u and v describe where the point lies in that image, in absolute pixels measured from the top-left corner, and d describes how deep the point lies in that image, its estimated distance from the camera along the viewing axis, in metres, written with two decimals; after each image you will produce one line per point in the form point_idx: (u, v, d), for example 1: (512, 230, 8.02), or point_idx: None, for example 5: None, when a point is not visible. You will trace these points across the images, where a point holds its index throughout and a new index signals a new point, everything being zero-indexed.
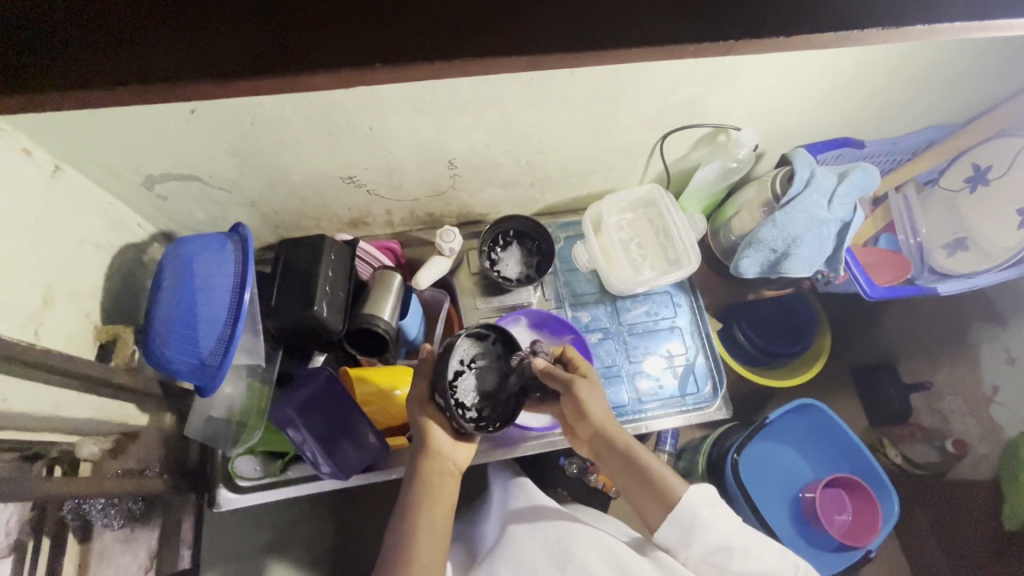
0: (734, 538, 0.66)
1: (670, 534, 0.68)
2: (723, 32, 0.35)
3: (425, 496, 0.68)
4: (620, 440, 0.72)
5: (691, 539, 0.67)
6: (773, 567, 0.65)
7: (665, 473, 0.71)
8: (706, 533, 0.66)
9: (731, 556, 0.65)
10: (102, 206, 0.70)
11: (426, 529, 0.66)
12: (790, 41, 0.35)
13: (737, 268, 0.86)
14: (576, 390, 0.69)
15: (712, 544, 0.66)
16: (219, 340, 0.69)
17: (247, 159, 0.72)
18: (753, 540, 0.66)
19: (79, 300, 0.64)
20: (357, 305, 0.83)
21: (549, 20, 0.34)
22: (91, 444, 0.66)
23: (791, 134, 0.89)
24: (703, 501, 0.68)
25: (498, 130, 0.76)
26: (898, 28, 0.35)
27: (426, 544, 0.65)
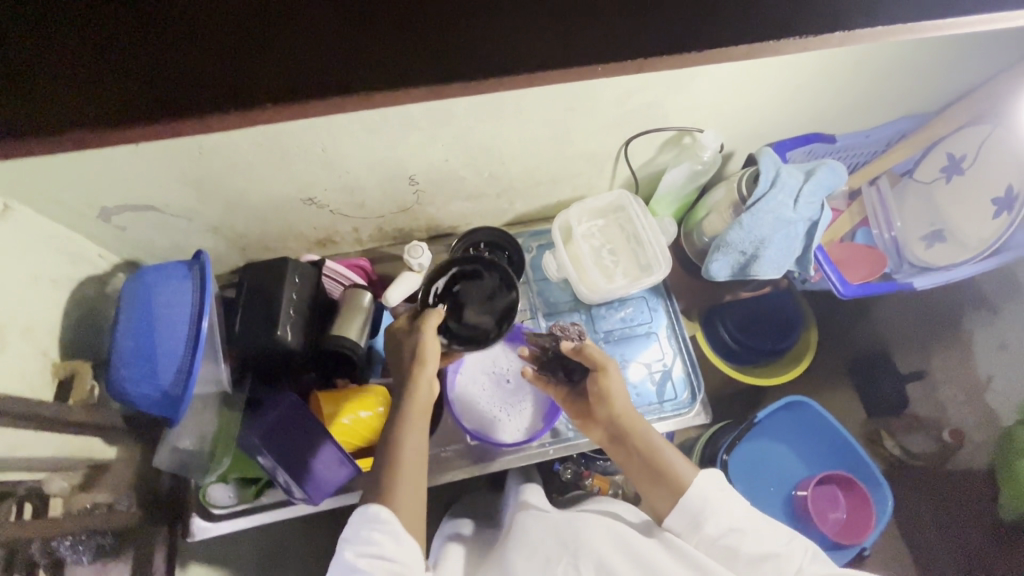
0: (742, 522, 0.64)
1: (679, 522, 0.65)
2: None
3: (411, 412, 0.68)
4: (638, 425, 0.72)
5: (701, 522, 0.64)
6: (783, 548, 0.62)
7: (677, 459, 0.69)
8: (716, 514, 0.64)
9: (742, 538, 0.62)
10: (58, 241, 0.70)
11: (410, 452, 0.66)
12: None
13: (708, 271, 0.85)
14: (609, 368, 0.72)
15: (723, 525, 0.63)
16: (179, 369, 0.68)
17: (202, 187, 0.72)
18: (756, 523, 0.64)
19: (34, 338, 0.64)
20: (325, 326, 0.83)
21: (455, 55, 0.39)
22: (60, 479, 0.66)
23: (758, 133, 0.88)
24: (712, 484, 0.66)
25: (455, 145, 0.75)
26: None
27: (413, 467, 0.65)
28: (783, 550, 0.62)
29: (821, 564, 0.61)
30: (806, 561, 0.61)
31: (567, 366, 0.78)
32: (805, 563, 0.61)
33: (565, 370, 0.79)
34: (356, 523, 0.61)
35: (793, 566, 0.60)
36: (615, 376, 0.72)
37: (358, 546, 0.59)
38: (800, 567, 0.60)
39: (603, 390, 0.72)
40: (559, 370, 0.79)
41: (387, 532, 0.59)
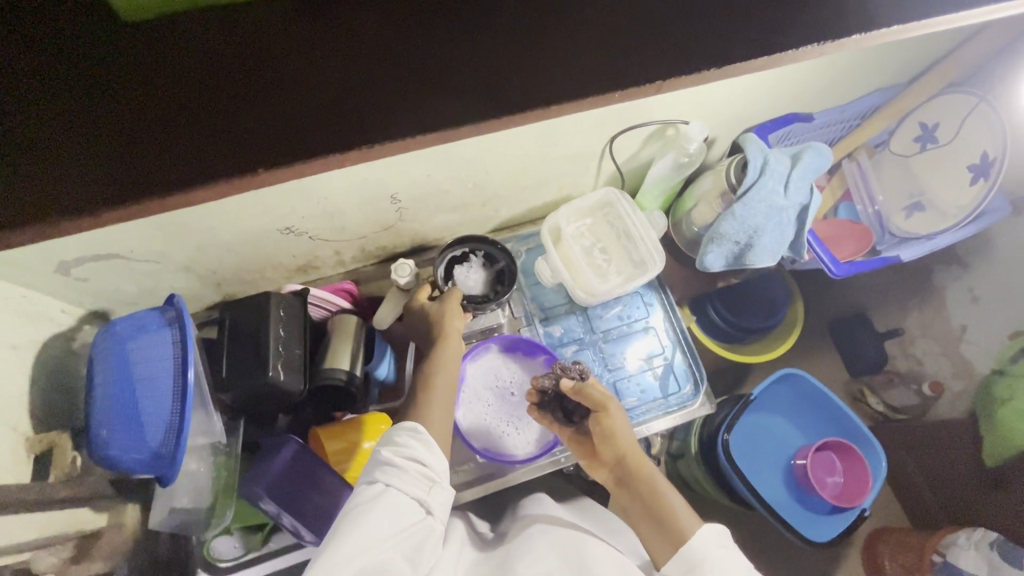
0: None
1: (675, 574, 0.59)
2: None
3: (441, 360, 0.75)
4: (643, 467, 0.69)
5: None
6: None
7: (680, 508, 0.65)
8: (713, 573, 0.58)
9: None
10: (15, 302, 0.64)
11: (443, 385, 0.73)
12: None
13: (703, 263, 0.85)
14: (611, 406, 0.72)
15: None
16: (170, 427, 0.63)
17: (170, 229, 0.67)
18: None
19: (2, 415, 0.58)
20: (317, 359, 0.79)
21: None
22: (47, 556, 0.60)
23: (739, 119, 0.87)
24: (714, 541, 0.60)
25: (438, 159, 0.72)
26: None
27: (444, 393, 0.72)
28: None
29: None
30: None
31: (569, 406, 0.77)
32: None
33: (566, 410, 0.78)
34: (390, 438, 0.65)
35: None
36: (617, 416, 0.71)
37: (395, 450, 0.64)
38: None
39: (605, 429, 0.71)
40: (561, 410, 0.78)
41: (417, 447, 0.64)
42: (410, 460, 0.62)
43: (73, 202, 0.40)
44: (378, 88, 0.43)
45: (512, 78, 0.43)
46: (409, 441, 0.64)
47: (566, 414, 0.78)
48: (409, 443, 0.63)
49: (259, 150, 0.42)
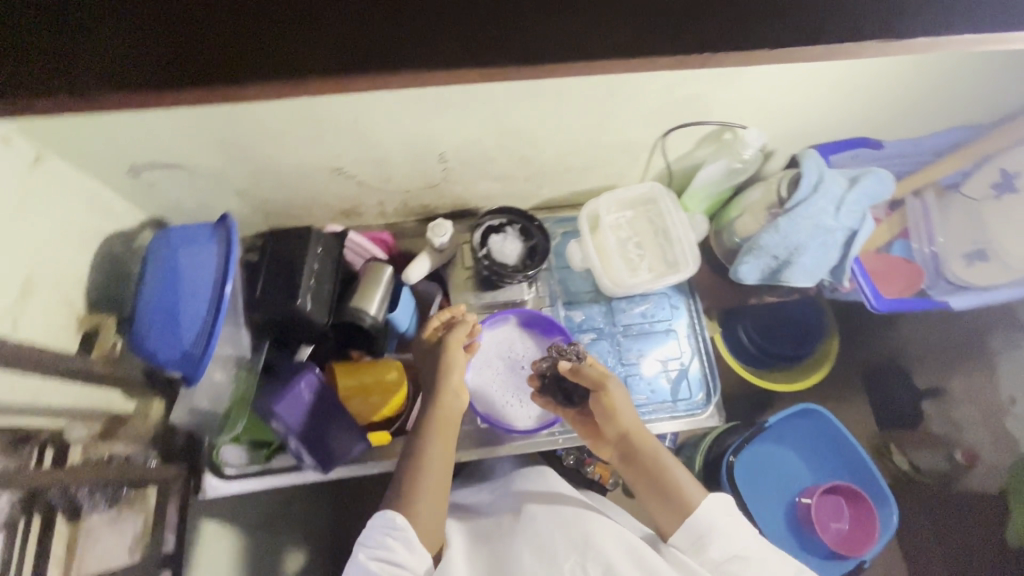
0: (747, 546, 0.65)
1: (683, 541, 0.67)
2: None
3: (436, 429, 0.71)
4: (647, 444, 0.73)
5: (706, 545, 0.66)
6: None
7: (685, 480, 0.70)
8: (721, 537, 0.65)
9: (745, 565, 0.64)
10: (87, 193, 0.70)
11: (436, 457, 0.69)
12: None
13: (736, 273, 0.83)
14: (610, 386, 0.74)
15: (728, 550, 0.65)
16: (202, 331, 0.68)
17: (232, 149, 0.71)
18: (763, 548, 0.65)
19: (62, 290, 0.64)
20: (344, 298, 0.83)
21: None
22: (79, 427, 0.67)
23: (803, 134, 0.84)
24: (720, 508, 0.67)
25: (490, 125, 0.73)
26: None
27: (437, 467, 0.68)
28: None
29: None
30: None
31: (568, 388, 0.79)
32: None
33: (565, 392, 0.79)
34: (381, 519, 0.64)
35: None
36: (619, 395, 0.73)
37: (372, 550, 0.61)
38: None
39: (607, 408, 0.73)
40: (560, 392, 0.79)
41: (407, 523, 0.63)
42: (401, 539, 0.62)
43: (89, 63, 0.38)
44: (458, 21, 0.40)
45: (553, 21, 0.40)
46: (397, 521, 0.63)
47: (567, 397, 0.79)
48: (398, 522, 0.63)
49: (331, 54, 0.39)
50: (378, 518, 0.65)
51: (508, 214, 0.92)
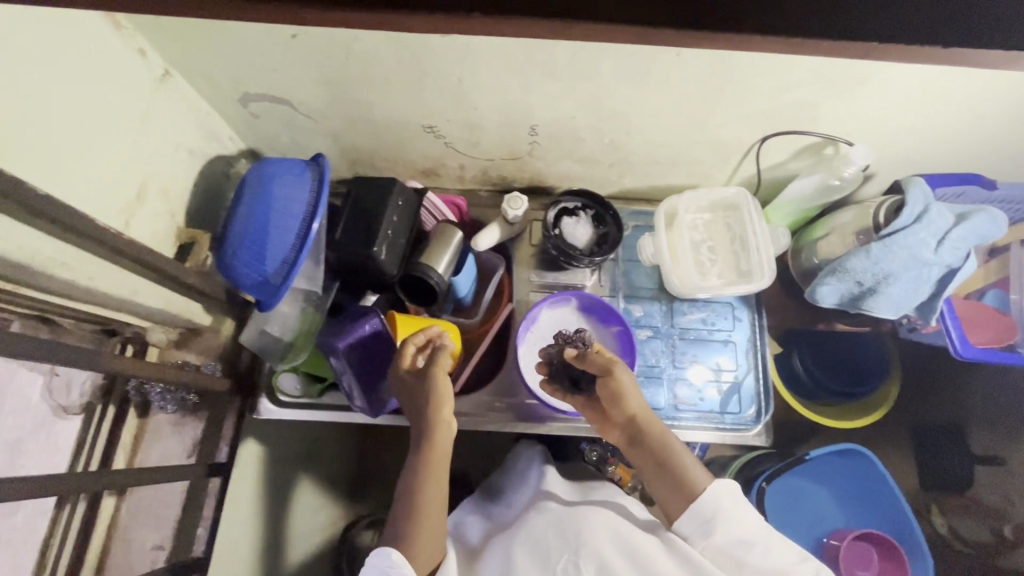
0: (752, 534, 0.64)
1: (689, 527, 0.66)
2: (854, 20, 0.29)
3: (430, 471, 0.69)
4: (653, 428, 0.71)
5: (711, 529, 0.65)
6: (793, 566, 0.62)
7: (692, 466, 0.69)
8: (727, 524, 0.64)
9: (749, 550, 0.63)
10: (201, 115, 0.74)
11: (431, 501, 0.68)
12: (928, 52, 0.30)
13: (813, 294, 0.80)
14: (617, 371, 0.71)
15: (733, 536, 0.64)
16: (285, 261, 0.72)
17: (336, 92, 0.73)
18: (771, 535, 0.64)
19: (168, 201, 0.69)
20: (415, 253, 0.85)
21: None
22: (159, 332, 0.76)
23: (911, 160, 0.80)
24: (723, 492, 0.66)
25: (588, 103, 0.73)
26: None
27: (434, 512, 0.68)
28: (791, 568, 0.62)
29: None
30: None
31: (574, 373, 0.77)
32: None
33: (572, 377, 0.77)
34: (379, 555, 0.64)
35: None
36: (625, 380, 0.71)
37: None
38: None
39: (614, 392, 0.71)
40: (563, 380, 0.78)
41: (401, 558, 0.63)
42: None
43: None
44: None
45: None
46: (392, 557, 0.62)
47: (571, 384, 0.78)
48: (393, 558, 0.62)
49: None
50: (376, 552, 0.64)
51: (586, 197, 0.91)
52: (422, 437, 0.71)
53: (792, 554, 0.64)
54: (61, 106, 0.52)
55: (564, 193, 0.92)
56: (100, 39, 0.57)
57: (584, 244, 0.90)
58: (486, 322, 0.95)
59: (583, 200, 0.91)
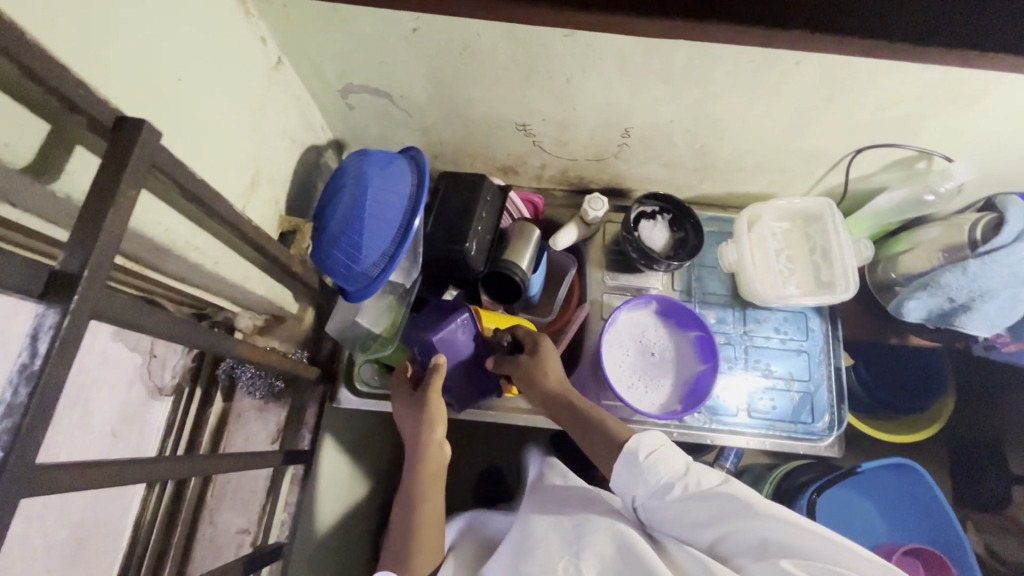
0: (676, 470, 0.60)
1: (624, 478, 0.62)
2: None
3: (421, 485, 0.72)
4: (563, 402, 0.75)
5: (637, 477, 0.62)
6: (719, 487, 0.57)
7: (615, 421, 0.70)
8: (647, 470, 0.61)
9: (676, 489, 0.59)
10: (303, 104, 0.75)
11: (426, 514, 0.70)
12: None
13: (899, 307, 0.82)
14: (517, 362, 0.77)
15: (659, 480, 0.60)
16: (382, 254, 0.72)
17: (439, 87, 0.74)
18: (695, 468, 0.60)
19: (274, 188, 0.70)
20: (498, 251, 0.85)
21: None
22: (248, 318, 0.77)
23: (1005, 178, 0.79)
24: (644, 440, 0.63)
25: (690, 108, 0.73)
26: None
27: (428, 525, 0.70)
28: (718, 488, 0.57)
29: (758, 496, 0.55)
30: (749, 497, 0.55)
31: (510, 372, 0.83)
32: (748, 501, 0.54)
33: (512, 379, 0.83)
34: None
35: (737, 506, 0.55)
36: (552, 361, 0.76)
37: None
38: (746, 501, 0.55)
39: (526, 377, 0.76)
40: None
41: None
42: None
43: None
44: None
45: None
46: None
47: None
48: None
49: None
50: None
51: (665, 202, 0.92)
52: (416, 457, 0.74)
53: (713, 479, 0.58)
54: (198, 91, 0.53)
55: (645, 196, 0.92)
56: (232, 27, 0.57)
57: (662, 248, 0.90)
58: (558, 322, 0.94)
59: (661, 204, 0.91)
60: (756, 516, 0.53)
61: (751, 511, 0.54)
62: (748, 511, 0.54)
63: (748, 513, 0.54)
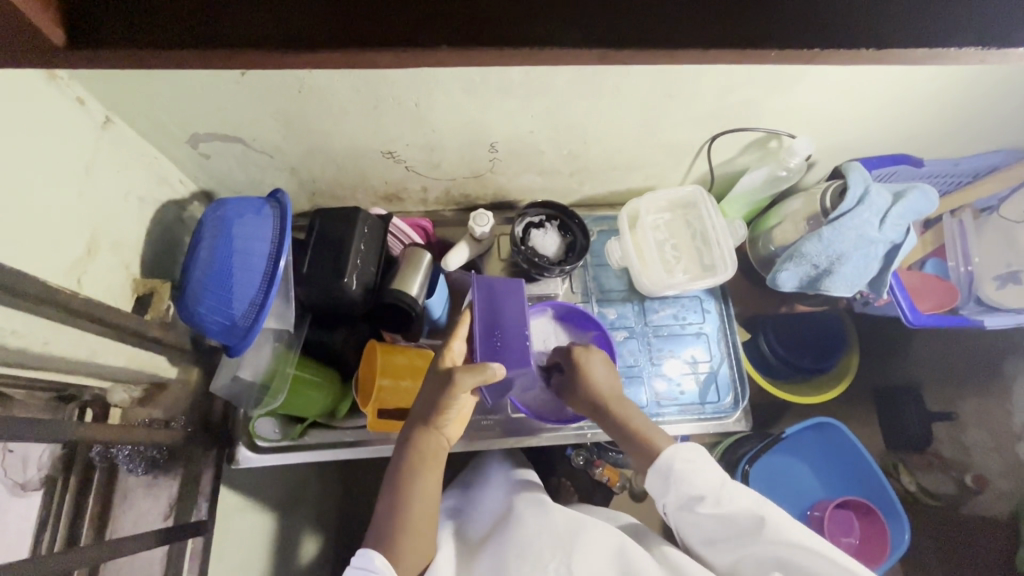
0: (706, 485, 0.65)
1: (655, 483, 0.68)
2: (747, 39, 0.33)
3: (419, 469, 0.67)
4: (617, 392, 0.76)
5: (667, 484, 0.67)
6: (742, 511, 0.62)
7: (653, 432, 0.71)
8: (679, 483, 0.66)
9: (701, 503, 0.64)
10: (148, 160, 0.72)
11: (418, 498, 0.66)
12: (819, 53, 0.33)
13: (774, 280, 0.85)
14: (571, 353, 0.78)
15: (687, 493, 0.65)
16: (252, 303, 0.69)
17: (291, 126, 0.72)
18: (723, 488, 0.64)
19: (121, 253, 0.67)
20: (386, 280, 0.84)
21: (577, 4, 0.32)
22: (122, 391, 0.72)
23: (846, 147, 0.85)
24: (680, 454, 0.67)
25: (544, 117, 0.74)
26: (943, 46, 0.33)
27: (418, 516, 0.65)
28: (741, 513, 0.62)
29: (783, 527, 0.61)
30: (764, 527, 0.61)
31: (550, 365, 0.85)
32: (766, 532, 0.61)
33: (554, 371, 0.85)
34: (362, 558, 0.63)
35: (755, 534, 0.61)
36: (591, 362, 0.77)
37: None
38: (760, 529, 0.61)
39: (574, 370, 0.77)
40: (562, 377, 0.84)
41: (385, 564, 0.61)
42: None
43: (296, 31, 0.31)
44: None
45: None
46: (376, 562, 0.61)
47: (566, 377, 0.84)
48: (376, 564, 0.61)
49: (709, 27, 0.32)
50: (359, 555, 0.64)
51: (544, 208, 0.93)
52: (416, 441, 0.69)
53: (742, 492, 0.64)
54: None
55: (529, 205, 0.93)
56: (37, 93, 0.54)
57: (553, 254, 0.90)
58: None
59: (540, 212, 0.92)
60: (774, 549, 0.60)
61: (766, 544, 0.60)
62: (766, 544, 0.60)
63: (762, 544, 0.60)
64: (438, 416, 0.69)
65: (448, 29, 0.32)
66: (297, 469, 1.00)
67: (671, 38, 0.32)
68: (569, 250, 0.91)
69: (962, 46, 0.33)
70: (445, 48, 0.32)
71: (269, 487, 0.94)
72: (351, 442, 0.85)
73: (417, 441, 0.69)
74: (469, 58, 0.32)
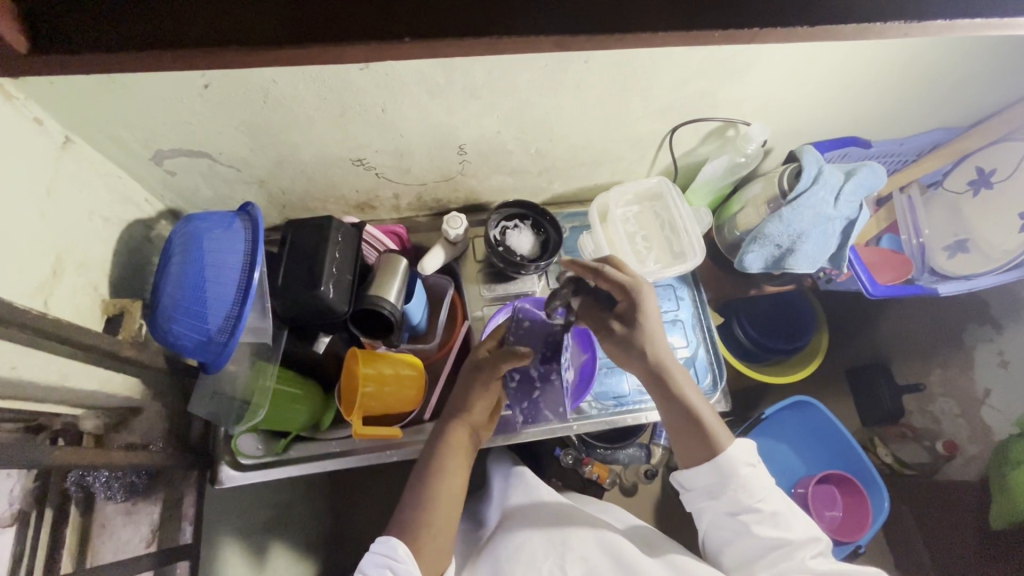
0: (767, 499, 0.66)
1: (710, 480, 0.67)
2: (677, 17, 0.38)
3: (446, 465, 0.68)
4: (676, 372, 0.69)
5: (727, 487, 0.67)
6: (796, 537, 0.65)
7: (715, 424, 0.69)
8: (739, 487, 0.66)
9: (757, 516, 0.65)
10: (111, 179, 0.71)
11: (442, 493, 0.66)
12: (737, 35, 0.38)
13: (742, 262, 0.89)
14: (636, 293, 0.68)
15: (741, 501, 0.66)
16: (228, 316, 0.68)
17: (258, 138, 0.72)
18: (784, 508, 0.66)
19: (87, 273, 0.65)
20: (363, 287, 0.83)
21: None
22: (94, 418, 0.70)
23: (799, 131, 0.90)
24: (742, 459, 0.67)
25: (509, 117, 0.76)
26: (840, 20, 0.37)
27: (441, 511, 0.65)
28: (795, 537, 0.65)
29: (823, 559, 0.64)
30: (810, 556, 0.63)
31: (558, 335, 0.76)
32: (811, 558, 0.63)
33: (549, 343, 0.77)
34: (382, 545, 0.61)
35: (801, 556, 0.63)
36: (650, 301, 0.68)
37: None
38: (806, 557, 0.63)
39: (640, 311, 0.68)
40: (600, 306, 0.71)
41: (408, 553, 0.60)
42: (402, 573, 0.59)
43: (280, 32, 0.35)
44: None
45: None
46: (399, 552, 0.60)
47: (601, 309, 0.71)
48: (398, 552, 0.60)
49: (631, 10, 0.38)
50: (380, 542, 0.62)
51: (517, 206, 0.94)
52: (446, 431, 0.71)
53: (802, 520, 0.67)
54: None
55: (503, 204, 0.94)
56: None
57: (530, 251, 0.91)
58: (444, 345, 0.94)
59: (514, 211, 0.93)
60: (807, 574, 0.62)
61: (807, 567, 0.62)
62: (804, 568, 0.62)
63: (800, 565, 0.63)
64: (468, 409, 0.71)
65: (414, 24, 0.36)
66: (284, 488, 0.98)
67: (615, 26, 0.37)
68: (548, 245, 0.92)
69: (886, 21, 0.37)
70: (406, 41, 0.36)
71: (256, 508, 0.92)
72: (335, 453, 0.84)
73: (446, 430, 0.71)
74: (432, 49, 0.37)
